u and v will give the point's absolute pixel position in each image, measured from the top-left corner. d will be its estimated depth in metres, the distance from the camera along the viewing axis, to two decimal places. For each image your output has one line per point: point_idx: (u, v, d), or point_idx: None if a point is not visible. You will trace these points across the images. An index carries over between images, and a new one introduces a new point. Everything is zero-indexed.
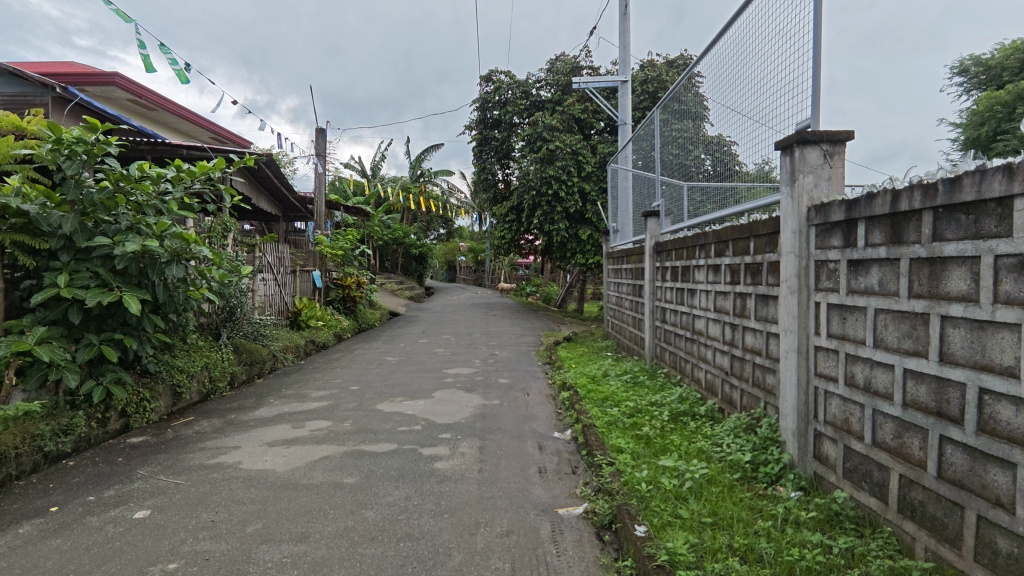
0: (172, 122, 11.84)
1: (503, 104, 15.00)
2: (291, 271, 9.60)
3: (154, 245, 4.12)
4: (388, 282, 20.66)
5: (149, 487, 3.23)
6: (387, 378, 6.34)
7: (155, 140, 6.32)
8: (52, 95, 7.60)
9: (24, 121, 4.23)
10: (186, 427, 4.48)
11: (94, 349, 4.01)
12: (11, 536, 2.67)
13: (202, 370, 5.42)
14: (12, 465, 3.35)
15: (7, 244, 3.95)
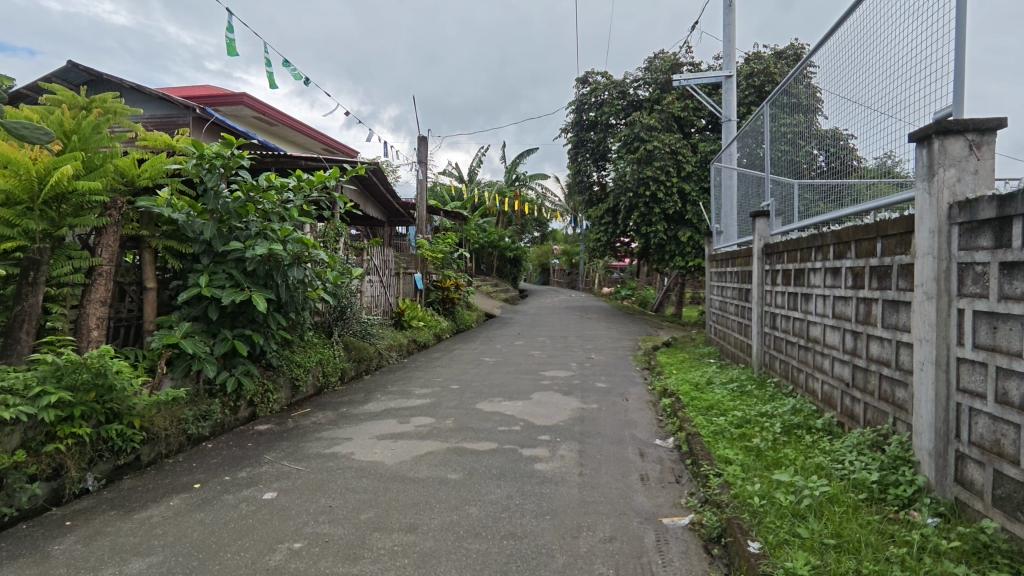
0: (290, 136, 12.84)
1: (599, 105, 14.88)
2: (395, 274, 10.08)
3: (279, 249, 4.49)
4: (484, 285, 21.09)
5: (275, 472, 3.53)
6: (486, 378, 6.47)
7: (279, 152, 6.89)
8: (192, 115, 8.54)
9: (174, 140, 4.74)
10: (305, 418, 4.84)
11: (228, 343, 4.44)
12: (165, 507, 3.02)
13: (317, 365, 5.83)
14: (162, 444, 3.80)
15: (159, 249, 4.47)
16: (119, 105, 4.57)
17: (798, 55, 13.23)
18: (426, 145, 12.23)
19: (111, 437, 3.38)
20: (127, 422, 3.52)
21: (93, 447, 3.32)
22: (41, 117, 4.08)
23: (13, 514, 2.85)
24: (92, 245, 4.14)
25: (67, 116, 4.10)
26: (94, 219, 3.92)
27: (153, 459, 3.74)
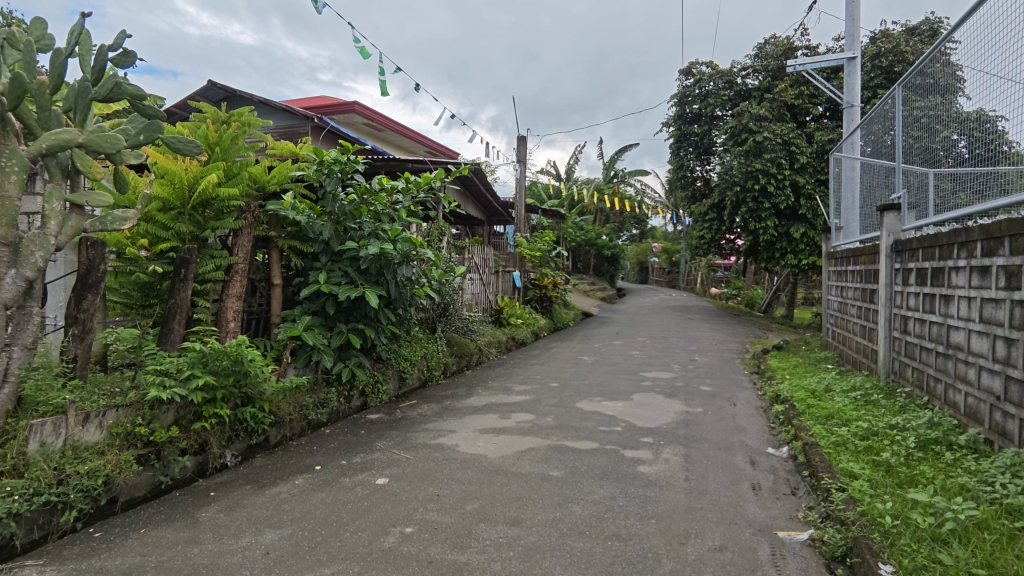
0: (396, 140, 13.50)
1: (704, 97, 14.27)
2: (494, 272, 10.29)
3: (389, 249, 4.74)
4: (581, 284, 20.97)
5: (387, 459, 3.73)
6: (585, 377, 6.45)
7: (388, 156, 7.27)
8: (311, 124, 9.22)
9: (298, 148, 5.13)
10: (412, 409, 5.08)
11: (344, 336, 4.76)
12: (291, 485, 3.29)
13: (422, 359, 6.09)
14: (287, 428, 4.16)
15: (285, 249, 4.86)
16: (253, 118, 5.02)
17: (935, 30, 11.95)
18: (525, 145, 12.36)
19: (246, 419, 3.74)
20: (259, 406, 3.86)
21: (231, 427, 3.70)
22: (190, 132, 4.58)
23: (168, 482, 3.25)
24: (230, 245, 4.58)
25: (211, 129, 4.57)
26: (232, 222, 4.34)
27: (279, 440, 4.11)
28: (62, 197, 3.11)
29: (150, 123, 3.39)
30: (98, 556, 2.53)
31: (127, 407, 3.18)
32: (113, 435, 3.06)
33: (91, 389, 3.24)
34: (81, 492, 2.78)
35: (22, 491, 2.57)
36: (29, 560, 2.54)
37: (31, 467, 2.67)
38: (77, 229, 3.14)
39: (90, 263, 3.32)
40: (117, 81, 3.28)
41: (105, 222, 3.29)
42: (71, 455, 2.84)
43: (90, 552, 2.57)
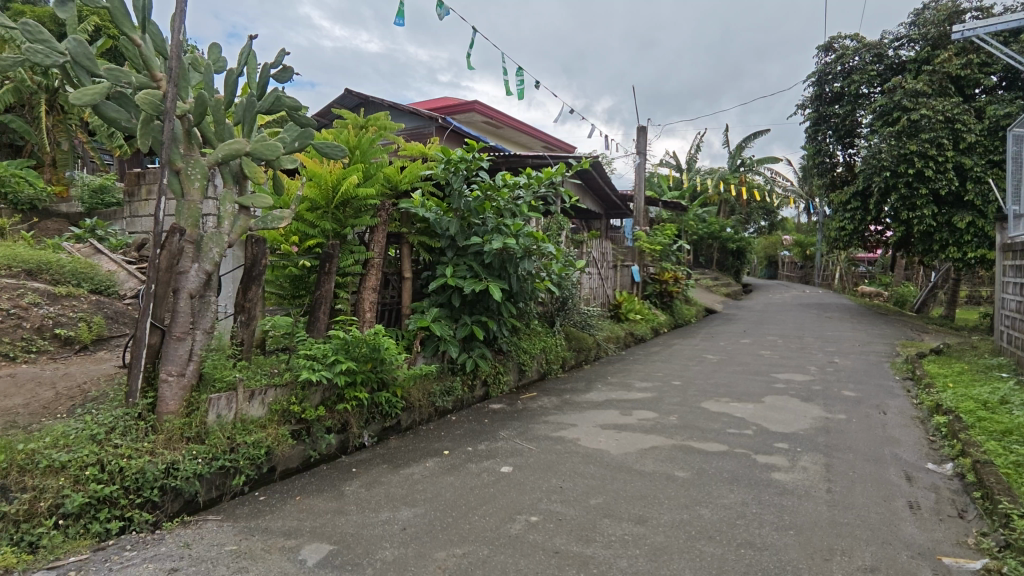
0: (514, 137, 13.76)
1: (847, 74, 13.00)
2: (613, 266, 10.16)
3: (512, 244, 4.84)
4: (703, 279, 20.03)
5: (511, 448, 3.83)
6: (711, 376, 6.17)
7: (509, 152, 7.42)
8: (436, 125, 9.66)
9: (427, 148, 5.39)
10: (532, 401, 5.17)
11: (468, 328, 4.96)
12: (423, 467, 3.50)
13: (541, 352, 6.17)
14: (416, 413, 4.43)
15: (415, 244, 5.14)
16: (387, 122, 5.36)
17: None
18: (645, 135, 12.04)
19: (381, 403, 4.03)
20: (392, 391, 4.13)
21: (369, 410, 4.00)
22: (334, 137, 4.98)
23: (316, 456, 3.59)
24: (367, 241, 4.92)
25: (351, 134, 4.93)
26: (369, 220, 4.66)
27: (410, 424, 4.38)
28: (233, 200, 3.54)
29: (304, 131, 3.75)
30: (264, 516, 2.87)
31: (284, 387, 3.56)
32: (273, 411, 3.45)
33: (255, 369, 3.66)
34: (248, 459, 3.15)
35: (204, 454, 2.98)
36: (209, 515, 2.93)
37: (210, 435, 3.08)
38: (244, 228, 3.55)
39: (254, 259, 3.74)
40: (277, 94, 3.66)
41: (266, 222, 3.67)
42: (241, 427, 3.24)
43: (257, 512, 2.91)
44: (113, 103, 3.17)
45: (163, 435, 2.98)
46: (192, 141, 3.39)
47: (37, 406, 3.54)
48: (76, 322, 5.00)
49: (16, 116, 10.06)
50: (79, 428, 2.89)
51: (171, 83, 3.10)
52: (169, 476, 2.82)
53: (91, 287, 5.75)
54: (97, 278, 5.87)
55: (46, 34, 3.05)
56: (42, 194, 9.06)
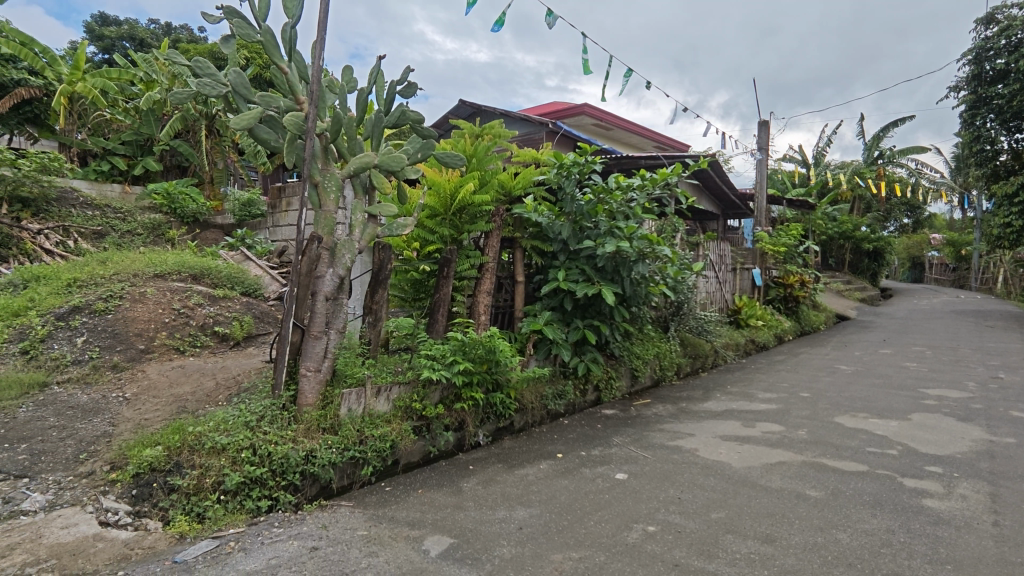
0: (624, 138, 13.58)
1: (1013, 49, 11.39)
2: (731, 270, 9.66)
3: (625, 247, 4.76)
4: (834, 282, 18.41)
5: (625, 455, 3.77)
6: (845, 389, 5.66)
7: (621, 154, 7.31)
8: (545, 130, 9.77)
9: (539, 153, 5.46)
10: (646, 408, 5.05)
11: (580, 332, 4.95)
12: (537, 469, 3.54)
13: (655, 358, 6.01)
14: (529, 415, 4.49)
15: (528, 248, 5.21)
16: (502, 130, 5.51)
17: None
18: (767, 130, 11.33)
19: (496, 403, 4.13)
20: (506, 392, 4.22)
21: (484, 410, 4.13)
22: (452, 147, 5.20)
23: (435, 452, 3.76)
24: (482, 246, 5.07)
25: (468, 143, 5.12)
26: (484, 225, 4.81)
27: (523, 426, 4.45)
28: (363, 209, 3.81)
29: (426, 142, 3.96)
30: (391, 505, 3.06)
31: (407, 385, 3.76)
32: (397, 407, 3.66)
33: (381, 367, 3.91)
34: (375, 451, 3.37)
35: (338, 444, 3.24)
36: (342, 500, 3.17)
37: (343, 427, 3.34)
38: (372, 235, 3.81)
39: (381, 264, 4.01)
40: (401, 109, 3.89)
41: (391, 229, 3.90)
42: (369, 420, 3.48)
43: (384, 502, 3.11)
44: (265, 125, 3.54)
45: (304, 424, 3.28)
46: (328, 156, 3.69)
47: (202, 395, 4.04)
48: (230, 320, 5.65)
49: (183, 141, 11.57)
50: (235, 415, 3.27)
51: (312, 104, 3.41)
52: (308, 462, 3.09)
53: (242, 290, 6.48)
54: (247, 282, 6.60)
55: (212, 68, 3.47)
56: (202, 208, 10.34)
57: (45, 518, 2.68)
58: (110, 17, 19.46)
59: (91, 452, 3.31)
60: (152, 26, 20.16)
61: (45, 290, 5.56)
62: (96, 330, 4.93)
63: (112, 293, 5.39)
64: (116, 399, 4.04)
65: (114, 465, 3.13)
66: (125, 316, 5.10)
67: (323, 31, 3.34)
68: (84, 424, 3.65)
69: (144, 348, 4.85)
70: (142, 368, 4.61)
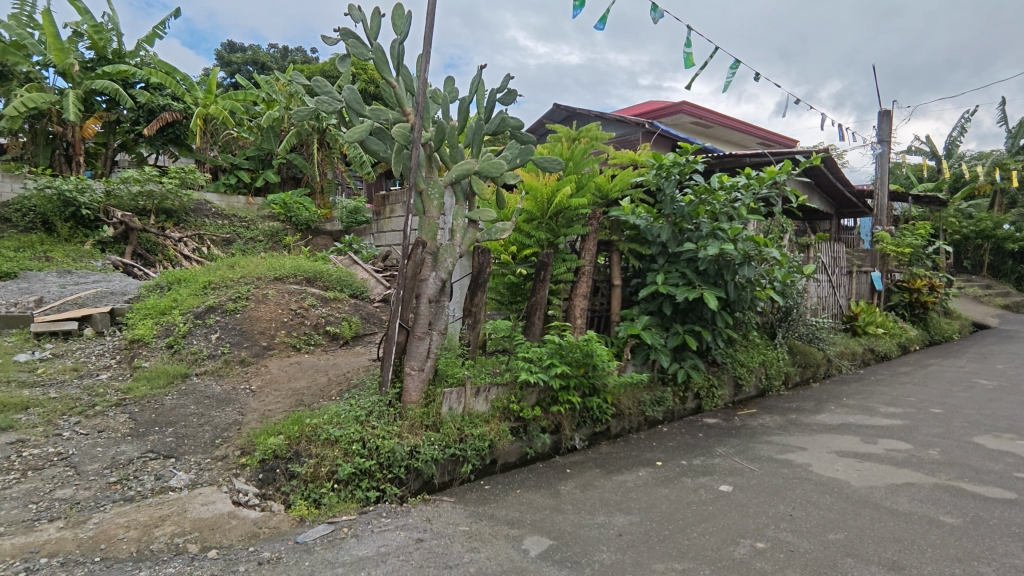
0: (726, 135, 13.02)
1: None
2: (846, 273, 8.96)
3: (729, 250, 4.56)
4: (970, 287, 16.48)
5: (730, 466, 3.60)
6: (986, 406, 5.06)
7: (723, 153, 7.02)
8: (642, 131, 9.58)
9: (637, 154, 5.36)
10: (751, 419, 4.81)
11: (680, 337, 4.81)
12: (636, 476, 3.48)
13: (761, 366, 5.70)
14: (626, 420, 4.43)
15: (625, 251, 5.13)
16: (599, 133, 5.47)
17: None
18: (889, 121, 10.39)
19: (593, 408, 4.11)
20: (603, 397, 4.18)
21: (581, 414, 4.12)
22: (550, 151, 5.24)
23: (532, 453, 3.80)
24: (578, 250, 5.05)
25: (565, 146, 5.13)
26: (581, 228, 4.79)
27: (620, 432, 4.39)
28: (463, 215, 3.94)
29: (524, 148, 4.02)
30: (491, 503, 3.13)
31: (505, 386, 3.83)
32: (495, 408, 3.74)
33: (480, 368, 4.01)
34: (475, 450, 3.46)
35: (440, 441, 3.36)
36: (444, 496, 3.28)
37: (444, 425, 3.46)
38: (473, 240, 3.92)
39: (480, 267, 4.11)
40: (501, 116, 3.97)
41: (489, 234, 3.99)
42: (469, 419, 3.58)
43: (484, 499, 3.19)
44: (375, 137, 3.76)
45: (408, 420, 3.44)
46: (432, 164, 3.85)
47: (317, 389, 4.35)
48: (340, 320, 6.04)
49: (298, 155, 12.53)
50: (347, 409, 3.50)
51: (417, 116, 3.58)
52: (413, 457, 3.23)
53: (351, 292, 6.91)
54: (354, 285, 7.04)
55: (329, 86, 3.73)
56: (315, 216, 11.13)
57: (188, 495, 3.01)
58: (236, 44, 21.45)
59: (224, 438, 3.67)
60: (271, 50, 22.05)
61: (185, 291, 6.23)
62: (227, 327, 5.46)
63: (240, 294, 5.94)
64: (243, 391, 4.45)
65: (244, 450, 3.44)
66: (251, 316, 5.60)
67: (428, 45, 3.49)
68: (219, 412, 4.06)
69: (267, 345, 5.30)
70: (265, 363, 5.05)
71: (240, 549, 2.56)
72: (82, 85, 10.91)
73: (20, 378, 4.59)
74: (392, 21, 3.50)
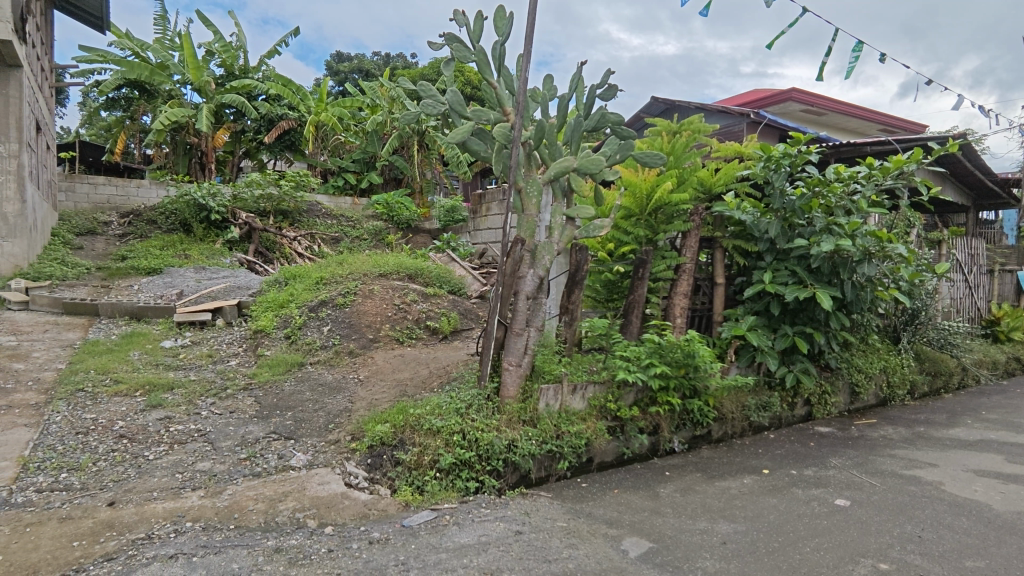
0: (842, 123, 12.07)
1: None
2: (986, 272, 8.02)
3: (847, 246, 4.23)
4: None
5: (846, 479, 3.35)
6: None
7: (841, 142, 6.51)
8: (747, 121, 9.10)
9: (743, 147, 5.11)
10: (871, 429, 4.44)
11: (789, 339, 4.53)
12: (741, 483, 3.32)
13: (882, 373, 5.23)
14: (729, 425, 4.24)
15: (729, 248, 4.90)
16: (702, 125, 5.27)
17: None
18: None
19: (693, 410, 3.97)
20: (704, 400, 4.03)
21: (680, 416, 3.99)
22: (650, 146, 5.11)
23: (629, 454, 3.74)
24: (678, 247, 4.88)
25: (666, 141, 4.99)
26: (681, 224, 4.63)
27: (722, 436, 4.22)
28: (562, 212, 3.93)
29: (624, 143, 3.96)
30: (588, 501, 3.12)
31: (602, 384, 3.80)
32: (592, 406, 3.72)
33: (577, 365, 4.00)
34: (571, 447, 3.46)
35: (537, 436, 3.40)
36: (541, 491, 3.32)
37: (541, 421, 3.50)
38: (570, 238, 3.91)
39: (577, 265, 4.10)
40: (601, 112, 3.93)
41: (587, 231, 3.96)
42: (566, 416, 3.59)
43: (581, 497, 3.19)
44: (476, 138, 3.86)
45: (506, 415, 3.51)
46: (531, 163, 3.89)
47: (419, 381, 4.54)
48: (439, 316, 6.27)
49: (400, 157, 13.11)
50: (448, 401, 3.63)
51: (517, 115, 3.63)
52: (511, 451, 3.29)
53: (449, 289, 7.15)
54: (452, 282, 7.27)
55: (433, 90, 3.87)
56: (415, 215, 11.59)
57: (307, 474, 3.26)
58: (344, 54, 22.81)
59: (337, 423, 3.93)
60: (375, 57, 23.20)
61: (300, 286, 6.73)
62: (338, 320, 5.84)
63: (349, 289, 6.33)
64: (352, 380, 4.75)
65: (353, 436, 3.66)
66: (358, 309, 5.95)
67: (529, 45, 3.53)
68: (332, 399, 4.35)
69: (372, 338, 5.61)
70: (371, 355, 5.34)
71: (353, 527, 2.74)
72: (214, 99, 12.08)
73: (166, 361, 5.19)
74: (494, 23, 3.57)
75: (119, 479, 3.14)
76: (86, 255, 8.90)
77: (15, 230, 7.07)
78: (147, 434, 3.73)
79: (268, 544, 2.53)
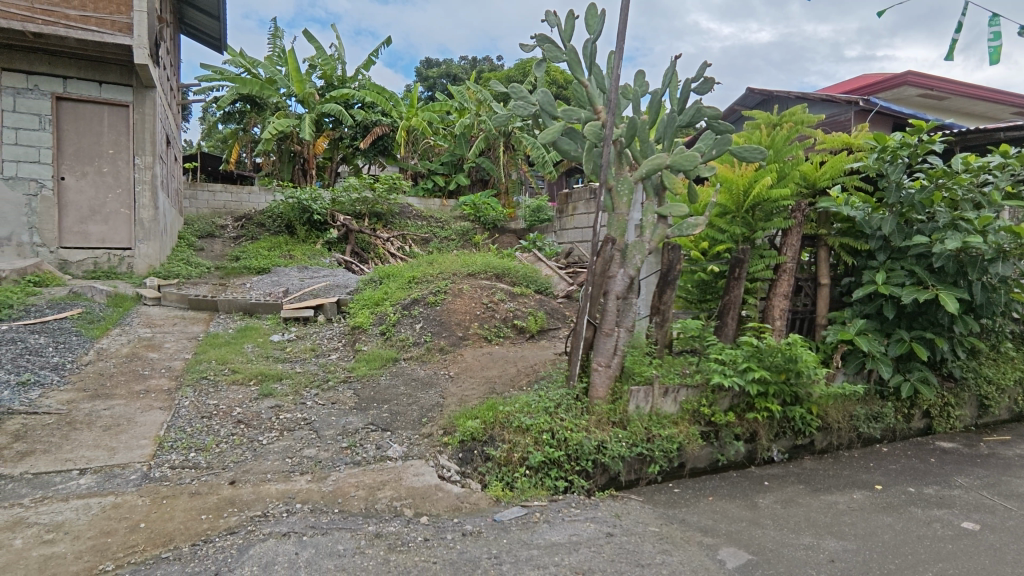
0: (967, 107, 10.94)
1: None
2: None
3: (977, 243, 3.83)
4: None
5: (975, 501, 3.04)
6: None
7: (967, 128, 5.91)
8: (855, 109, 8.45)
9: (853, 137, 4.75)
10: (1004, 448, 4.00)
11: (906, 345, 4.15)
12: (850, 498, 3.10)
13: (1017, 384, 4.69)
14: (834, 435, 3.97)
15: (835, 246, 4.57)
16: (805, 116, 4.96)
17: None
18: None
19: (794, 418, 3.75)
20: (807, 407, 3.80)
21: (780, 424, 3.78)
22: (747, 140, 4.88)
23: (724, 461, 3.61)
24: (779, 245, 4.62)
25: (765, 134, 4.75)
26: (781, 222, 4.34)
27: (826, 447, 3.97)
28: (653, 210, 3.82)
29: (721, 138, 3.80)
30: (681, 508, 3.04)
31: (696, 388, 3.68)
32: (685, 410, 3.62)
33: (668, 368, 3.90)
34: (662, 451, 3.38)
35: (627, 438, 3.35)
36: (631, 494, 3.27)
37: (631, 423, 3.44)
38: (662, 236, 3.80)
39: (669, 264, 4.00)
40: (696, 106, 3.80)
41: (680, 230, 3.83)
42: (657, 419, 3.51)
43: (673, 502, 3.11)
44: (566, 138, 3.86)
45: (595, 415, 3.48)
46: (623, 161, 3.83)
47: (507, 379, 4.61)
48: (527, 315, 6.32)
49: (487, 158, 13.37)
50: (537, 399, 3.66)
51: (609, 113, 3.58)
52: (600, 452, 3.26)
53: (536, 288, 7.19)
54: (539, 281, 7.30)
55: (525, 91, 3.92)
56: (501, 215, 11.76)
57: (403, 465, 3.40)
58: (434, 60, 23.55)
59: (430, 417, 4.08)
60: (462, 61, 23.74)
61: (394, 285, 7.03)
62: (429, 318, 6.05)
63: (440, 288, 6.53)
64: (444, 375, 4.91)
65: (446, 430, 3.77)
66: (449, 308, 6.12)
67: (622, 41, 3.48)
68: (425, 394, 4.52)
69: (462, 336, 5.76)
70: (461, 352, 5.49)
71: (447, 519, 2.83)
72: (316, 109, 12.86)
73: (276, 354, 5.61)
74: (585, 21, 3.56)
75: (238, 460, 3.44)
76: (207, 255, 9.80)
77: (150, 233, 7.88)
78: (261, 420, 4.06)
79: (369, 528, 2.67)
